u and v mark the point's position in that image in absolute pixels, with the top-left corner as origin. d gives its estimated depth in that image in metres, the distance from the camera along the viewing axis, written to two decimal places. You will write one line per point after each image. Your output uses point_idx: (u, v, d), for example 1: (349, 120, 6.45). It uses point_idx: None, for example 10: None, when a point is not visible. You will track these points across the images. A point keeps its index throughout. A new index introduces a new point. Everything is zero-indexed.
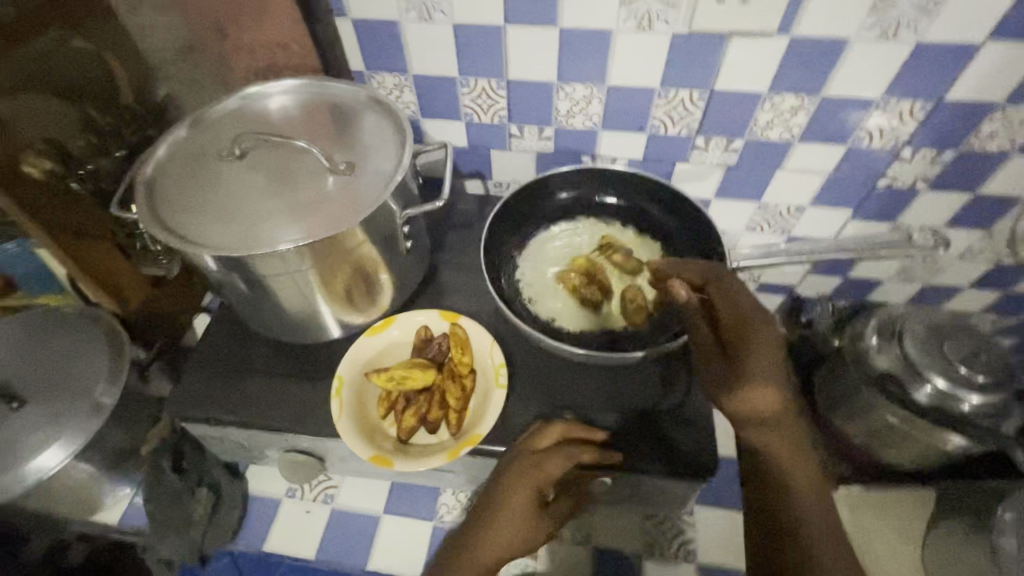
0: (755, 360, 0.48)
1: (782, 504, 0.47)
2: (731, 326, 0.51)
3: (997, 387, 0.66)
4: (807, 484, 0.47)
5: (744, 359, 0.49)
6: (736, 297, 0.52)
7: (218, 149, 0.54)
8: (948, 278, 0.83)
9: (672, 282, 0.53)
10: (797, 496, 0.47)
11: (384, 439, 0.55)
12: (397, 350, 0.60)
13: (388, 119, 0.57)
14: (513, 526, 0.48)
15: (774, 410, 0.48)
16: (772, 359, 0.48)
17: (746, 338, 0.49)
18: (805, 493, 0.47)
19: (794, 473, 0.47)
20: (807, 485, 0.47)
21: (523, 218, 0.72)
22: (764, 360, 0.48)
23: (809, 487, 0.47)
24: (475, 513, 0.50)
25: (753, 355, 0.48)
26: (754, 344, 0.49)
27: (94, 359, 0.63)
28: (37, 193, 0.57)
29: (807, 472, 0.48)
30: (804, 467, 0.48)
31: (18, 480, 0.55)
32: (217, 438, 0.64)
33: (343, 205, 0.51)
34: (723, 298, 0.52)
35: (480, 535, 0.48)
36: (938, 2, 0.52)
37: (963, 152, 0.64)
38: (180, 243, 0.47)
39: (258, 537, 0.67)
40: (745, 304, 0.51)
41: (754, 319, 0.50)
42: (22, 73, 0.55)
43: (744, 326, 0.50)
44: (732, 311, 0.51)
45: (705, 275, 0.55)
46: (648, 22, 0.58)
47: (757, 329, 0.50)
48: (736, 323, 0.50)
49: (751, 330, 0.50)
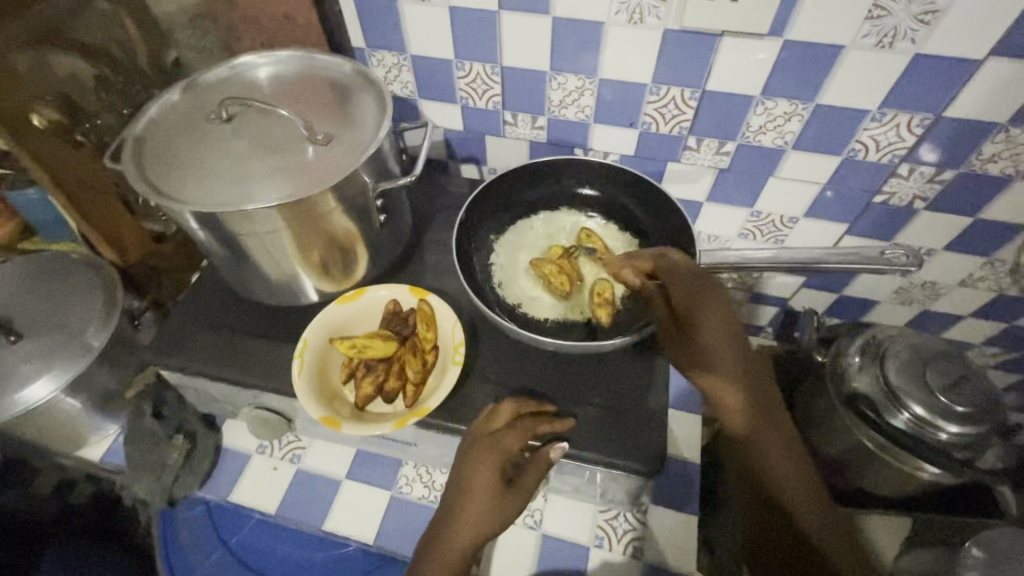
0: (712, 335, 0.54)
1: (762, 470, 0.51)
2: (688, 305, 0.56)
3: (980, 418, 0.62)
4: (781, 447, 0.52)
5: (700, 335, 0.55)
6: (686, 277, 0.57)
7: (210, 112, 0.57)
8: (947, 306, 0.80)
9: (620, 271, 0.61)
10: (773, 460, 0.51)
11: (340, 404, 0.57)
12: (366, 322, 0.63)
13: (371, 95, 0.59)
14: (479, 504, 0.50)
15: (737, 379, 0.52)
16: (720, 326, 0.54)
17: (698, 314, 0.55)
18: (779, 455, 0.51)
19: (768, 441, 0.52)
20: (782, 447, 0.52)
21: (505, 206, 0.74)
22: (719, 334, 0.54)
23: (782, 451, 0.52)
24: (444, 506, 0.51)
25: (708, 330, 0.54)
26: (706, 320, 0.55)
27: (89, 301, 0.67)
28: (46, 142, 0.60)
29: (782, 435, 0.53)
30: (778, 431, 0.52)
31: (8, 406, 0.59)
32: (193, 388, 0.67)
33: (313, 170, 0.53)
34: (677, 279, 0.57)
35: (455, 525, 0.49)
36: (937, 12, 0.50)
37: (963, 172, 0.62)
38: (155, 194, 0.50)
39: (227, 487, 0.71)
40: (698, 281, 0.57)
41: (704, 296, 0.56)
42: (41, 27, 0.58)
43: (698, 302, 0.56)
44: (685, 291, 0.57)
45: (653, 259, 0.60)
46: (639, 16, 0.58)
47: (709, 306, 0.55)
48: (690, 301, 0.56)
49: (703, 307, 0.55)
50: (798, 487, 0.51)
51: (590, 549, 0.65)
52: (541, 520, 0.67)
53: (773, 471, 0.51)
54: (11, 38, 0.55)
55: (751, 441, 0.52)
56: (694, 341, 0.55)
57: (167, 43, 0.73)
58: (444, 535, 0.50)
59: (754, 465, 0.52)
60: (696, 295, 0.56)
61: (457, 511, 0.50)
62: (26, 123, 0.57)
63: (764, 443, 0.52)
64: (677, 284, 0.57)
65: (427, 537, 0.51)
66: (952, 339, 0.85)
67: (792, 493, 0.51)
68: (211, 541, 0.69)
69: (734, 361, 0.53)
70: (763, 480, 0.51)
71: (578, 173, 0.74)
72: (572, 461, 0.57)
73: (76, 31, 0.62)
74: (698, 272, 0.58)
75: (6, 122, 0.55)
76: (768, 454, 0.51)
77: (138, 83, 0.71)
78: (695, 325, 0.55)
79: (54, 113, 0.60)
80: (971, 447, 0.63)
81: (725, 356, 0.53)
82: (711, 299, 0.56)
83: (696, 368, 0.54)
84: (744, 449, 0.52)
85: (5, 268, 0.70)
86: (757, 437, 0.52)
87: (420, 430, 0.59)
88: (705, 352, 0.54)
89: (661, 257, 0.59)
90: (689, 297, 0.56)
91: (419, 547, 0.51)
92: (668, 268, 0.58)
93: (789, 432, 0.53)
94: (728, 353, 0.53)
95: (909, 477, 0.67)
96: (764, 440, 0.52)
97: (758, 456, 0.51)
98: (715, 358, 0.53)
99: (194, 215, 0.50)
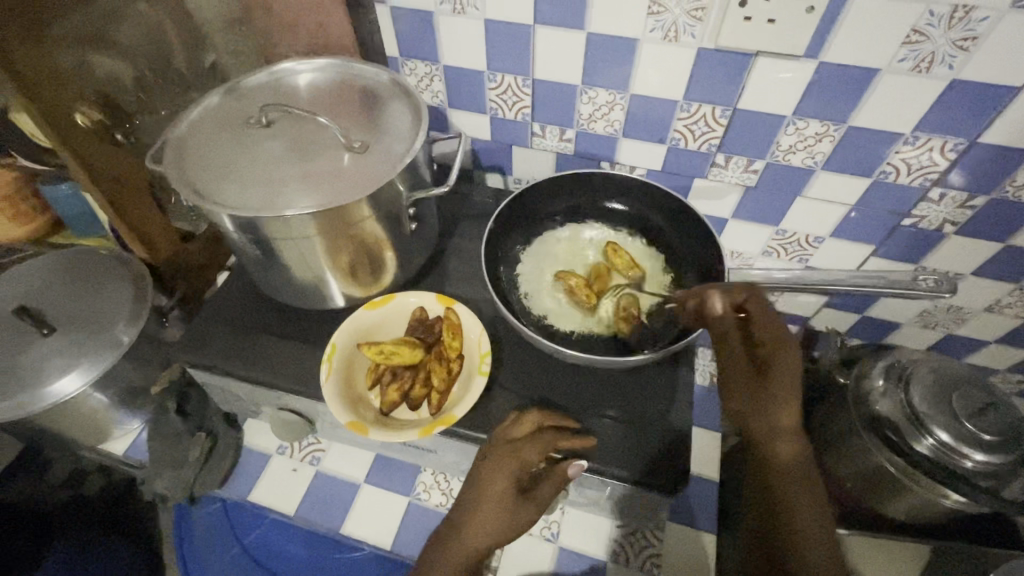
0: (782, 380, 0.50)
1: (782, 508, 0.48)
2: (765, 344, 0.53)
3: (1008, 446, 0.59)
4: (808, 496, 0.48)
5: (772, 373, 0.51)
6: (772, 320, 0.54)
7: (249, 117, 0.59)
8: (973, 330, 0.79)
9: (710, 291, 0.56)
10: (795, 505, 0.48)
11: (366, 409, 0.57)
12: (393, 327, 0.64)
13: (407, 104, 0.60)
14: (490, 513, 0.49)
15: (785, 422, 0.50)
16: (790, 383, 0.50)
17: (773, 353, 0.52)
18: (804, 508, 0.48)
19: (796, 486, 0.49)
20: (808, 499, 0.48)
21: (531, 217, 0.75)
22: (789, 382, 0.51)
23: (805, 500, 0.48)
24: (458, 507, 0.51)
25: (779, 371, 0.51)
26: (779, 362, 0.51)
27: (119, 298, 0.68)
28: (87, 141, 0.61)
29: (808, 488, 0.49)
30: (807, 481, 0.49)
31: (39, 399, 0.60)
32: (218, 386, 0.68)
33: (351, 177, 0.54)
34: (761, 325, 0.54)
35: (463, 531, 0.49)
36: (976, 39, 0.50)
37: (996, 199, 0.61)
38: (195, 195, 0.51)
39: (246, 486, 0.71)
40: (781, 327, 0.53)
41: (783, 343, 0.52)
42: (88, 30, 0.60)
43: (777, 347, 0.52)
44: (771, 333, 0.53)
45: (748, 293, 0.55)
46: (674, 34, 0.58)
47: (788, 354, 0.52)
48: (772, 340, 0.52)
49: (783, 349, 0.52)
50: (816, 542, 0.46)
51: (607, 564, 0.64)
52: (558, 532, 0.67)
53: (791, 514, 0.48)
54: (58, 40, 0.56)
55: (778, 477, 0.49)
56: (761, 385, 0.51)
57: (205, 46, 0.74)
58: (453, 539, 0.49)
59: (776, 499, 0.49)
60: (779, 341, 0.52)
61: (467, 519, 0.49)
62: (70, 122, 0.58)
63: (786, 485, 0.49)
64: (763, 326, 0.53)
65: (436, 536, 0.51)
66: (975, 364, 0.84)
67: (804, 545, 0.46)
68: (227, 539, 0.69)
69: (789, 406, 0.50)
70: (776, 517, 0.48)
71: (605, 186, 0.75)
72: (593, 475, 0.57)
73: (119, 34, 0.64)
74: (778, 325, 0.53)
75: (51, 121, 0.56)
76: (794, 496, 0.48)
77: (175, 85, 0.73)
78: (771, 364, 0.52)
79: (96, 113, 0.62)
80: (996, 476, 0.60)
81: (774, 410, 0.50)
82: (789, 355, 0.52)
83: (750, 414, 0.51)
84: (770, 479, 0.50)
85: (41, 262, 0.72)
86: (789, 478, 0.49)
87: (443, 438, 0.60)
88: (769, 392, 0.50)
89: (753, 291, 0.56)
90: (773, 338, 0.52)
91: (428, 543, 0.51)
92: (759, 305, 0.54)
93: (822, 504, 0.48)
94: (788, 411, 0.50)
95: (932, 505, 0.65)
96: (791, 484, 0.49)
97: (781, 494, 0.49)
98: (756, 407, 0.51)
99: (233, 219, 0.51)
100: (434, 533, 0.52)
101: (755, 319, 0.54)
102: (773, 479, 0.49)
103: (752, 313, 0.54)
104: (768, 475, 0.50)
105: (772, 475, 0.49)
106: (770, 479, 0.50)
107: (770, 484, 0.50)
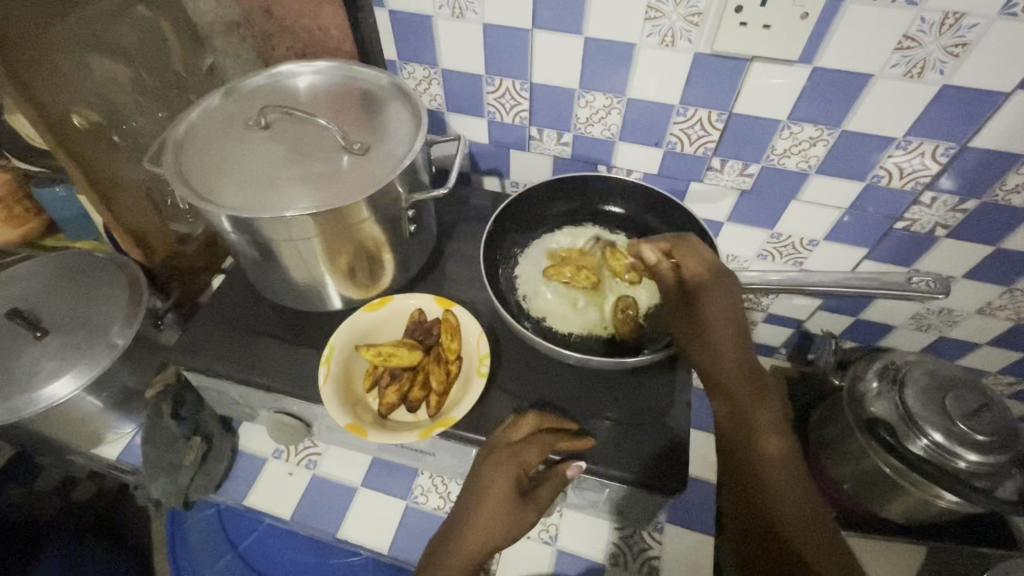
0: (715, 309, 0.52)
1: (748, 440, 0.48)
2: (696, 280, 0.55)
3: (1000, 447, 0.59)
4: (781, 447, 0.47)
5: (708, 314, 0.52)
6: (701, 257, 0.56)
7: (247, 119, 0.59)
8: (965, 332, 0.79)
9: (640, 245, 0.59)
10: (762, 437, 0.48)
11: (364, 411, 0.57)
12: (390, 330, 0.64)
13: (408, 107, 0.60)
14: (491, 513, 0.48)
15: (731, 354, 0.51)
16: (726, 313, 0.52)
17: (702, 297, 0.53)
18: (770, 440, 0.47)
19: (761, 417, 0.48)
20: (771, 427, 0.48)
21: (528, 221, 0.76)
22: (722, 313, 0.52)
23: (793, 491, 0.46)
24: (458, 507, 0.50)
25: (712, 312, 0.52)
26: (710, 305, 0.53)
27: (114, 301, 0.68)
28: (82, 142, 0.61)
29: (797, 477, 0.46)
30: (796, 473, 0.46)
31: (30, 403, 0.60)
32: (214, 389, 0.67)
33: (353, 179, 0.54)
34: (691, 265, 0.56)
35: (465, 532, 0.48)
36: (967, 45, 0.51)
37: (987, 202, 0.62)
38: (194, 195, 0.51)
39: (241, 491, 0.71)
40: (709, 264, 0.55)
41: (718, 287, 0.54)
42: (86, 31, 0.60)
43: (706, 281, 0.54)
44: (699, 271, 0.55)
45: (675, 240, 0.58)
46: (671, 39, 0.59)
47: (718, 286, 0.53)
48: (700, 285, 0.54)
49: (714, 293, 0.53)
50: (781, 468, 0.46)
51: (607, 567, 0.64)
52: (556, 535, 0.66)
53: (778, 505, 0.45)
54: (57, 41, 0.56)
55: (754, 447, 0.47)
56: (701, 323, 0.53)
57: (203, 50, 0.75)
58: (454, 540, 0.48)
59: (758, 491, 0.46)
60: (707, 278, 0.54)
61: (469, 518, 0.48)
62: (67, 124, 0.58)
63: (770, 477, 0.46)
64: (692, 264, 0.56)
65: (436, 536, 0.50)
66: (968, 366, 0.85)
67: (778, 498, 0.45)
68: (220, 544, 0.70)
69: (730, 337, 0.51)
70: (746, 470, 0.47)
71: (602, 189, 0.75)
72: (592, 478, 0.57)
73: (118, 36, 0.64)
74: (710, 263, 0.55)
75: (47, 122, 0.56)
76: (758, 431, 0.48)
77: (172, 87, 0.73)
78: (703, 301, 0.53)
79: (93, 115, 0.62)
80: (992, 477, 0.60)
81: (719, 344, 0.51)
82: (720, 289, 0.53)
83: (698, 350, 0.53)
84: (737, 427, 0.49)
85: (33, 266, 0.71)
86: (748, 409, 0.49)
87: (441, 440, 0.59)
88: (705, 327, 0.52)
89: (683, 240, 0.57)
90: (701, 281, 0.54)
91: (430, 546, 0.50)
92: (688, 249, 0.56)
93: (786, 434, 0.48)
94: (731, 341, 0.51)
95: (926, 504, 0.65)
96: (776, 465, 0.46)
97: (751, 452, 0.47)
98: (702, 342, 0.52)
99: (232, 220, 0.51)
100: (433, 535, 0.51)
101: (685, 266, 0.56)
102: (735, 417, 0.49)
103: (681, 258, 0.56)
104: (749, 469, 0.47)
105: (755, 468, 0.47)
106: (751, 472, 0.47)
107: (744, 449, 0.48)
